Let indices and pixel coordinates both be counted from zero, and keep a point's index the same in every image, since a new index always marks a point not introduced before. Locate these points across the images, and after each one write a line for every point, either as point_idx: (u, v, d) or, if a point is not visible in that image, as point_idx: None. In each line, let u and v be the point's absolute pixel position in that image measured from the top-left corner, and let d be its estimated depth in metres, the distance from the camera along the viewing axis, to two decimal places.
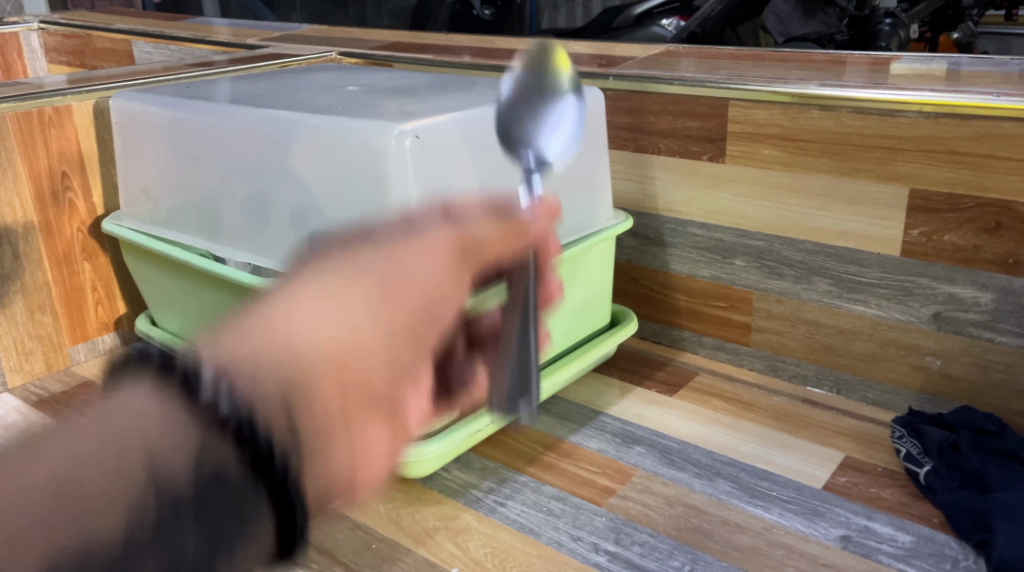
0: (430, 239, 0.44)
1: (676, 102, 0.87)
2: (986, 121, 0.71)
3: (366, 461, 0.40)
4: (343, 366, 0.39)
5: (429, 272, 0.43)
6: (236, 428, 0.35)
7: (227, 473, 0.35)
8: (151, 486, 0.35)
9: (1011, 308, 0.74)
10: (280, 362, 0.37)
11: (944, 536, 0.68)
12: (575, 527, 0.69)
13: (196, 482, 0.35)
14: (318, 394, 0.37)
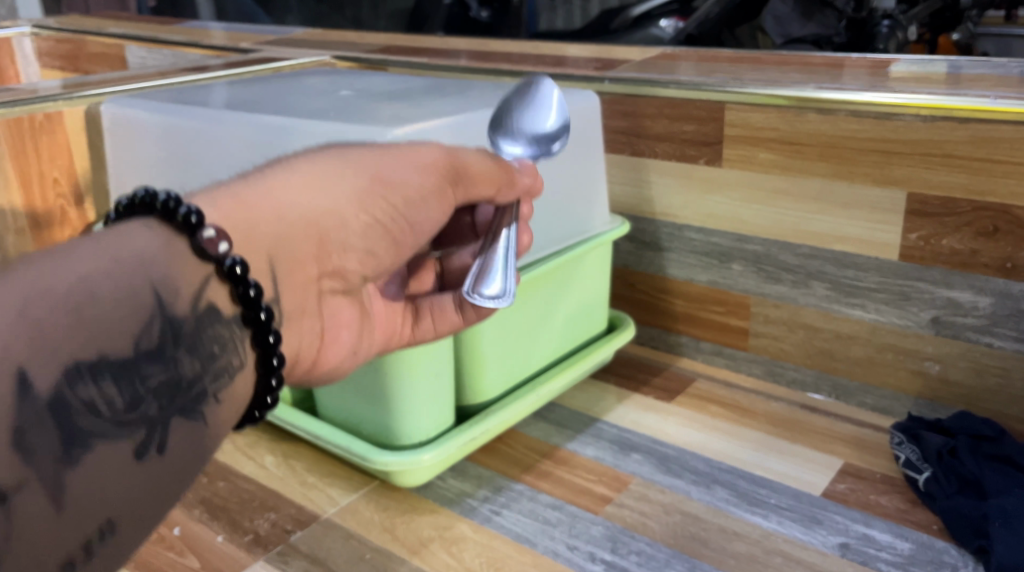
0: (418, 159, 0.57)
1: (672, 106, 0.86)
2: (983, 125, 0.70)
3: (333, 325, 0.57)
4: (330, 235, 0.53)
5: (416, 182, 0.56)
6: (231, 265, 0.46)
7: (225, 291, 0.47)
8: (179, 230, 0.45)
9: (1010, 313, 0.73)
10: (277, 243, 0.50)
11: (943, 543, 0.67)
12: (571, 537, 0.69)
13: (197, 306, 0.45)
14: (303, 264, 0.52)
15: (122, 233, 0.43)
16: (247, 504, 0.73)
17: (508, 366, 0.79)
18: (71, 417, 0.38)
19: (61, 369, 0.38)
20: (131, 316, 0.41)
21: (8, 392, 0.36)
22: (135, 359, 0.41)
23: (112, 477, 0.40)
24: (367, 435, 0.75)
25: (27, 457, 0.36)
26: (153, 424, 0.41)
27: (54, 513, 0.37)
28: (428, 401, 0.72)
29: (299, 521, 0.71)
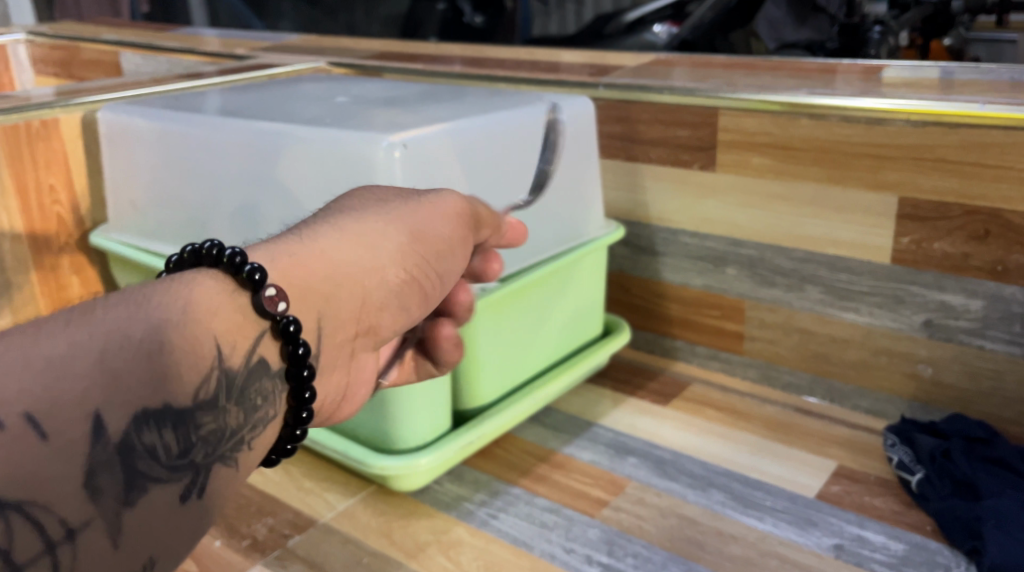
0: (444, 210, 0.59)
1: (665, 111, 0.87)
2: (973, 130, 0.71)
3: (356, 383, 0.57)
4: (370, 294, 0.55)
5: (442, 232, 0.59)
6: (286, 323, 0.50)
7: (273, 344, 0.50)
8: (241, 288, 0.49)
9: (1001, 316, 0.74)
10: (326, 301, 0.53)
11: (936, 544, 0.68)
12: (568, 540, 0.69)
13: (247, 362, 0.49)
14: (343, 324, 0.54)
15: (192, 287, 0.47)
16: (244, 509, 0.73)
17: (505, 370, 0.79)
18: (134, 460, 0.42)
19: (130, 417, 0.42)
20: (188, 370, 0.45)
21: (81, 436, 0.40)
22: (190, 408, 0.45)
23: (161, 517, 0.43)
24: (363, 439, 0.75)
25: (94, 496, 0.41)
26: (199, 470, 0.45)
27: (111, 548, 0.41)
28: (424, 406, 0.72)
29: (297, 525, 0.71)
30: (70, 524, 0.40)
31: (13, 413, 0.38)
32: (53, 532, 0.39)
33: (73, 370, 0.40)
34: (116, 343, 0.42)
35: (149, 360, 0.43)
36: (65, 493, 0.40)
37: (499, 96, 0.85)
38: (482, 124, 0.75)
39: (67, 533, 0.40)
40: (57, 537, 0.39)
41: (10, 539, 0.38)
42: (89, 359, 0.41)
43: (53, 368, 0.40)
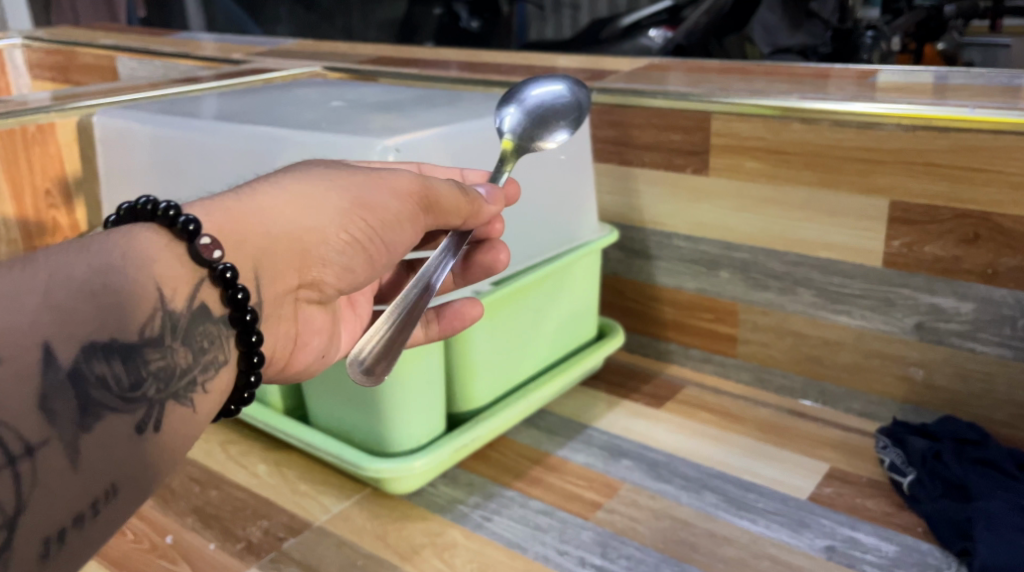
0: (396, 186, 0.57)
1: (659, 116, 0.88)
2: (963, 134, 0.71)
3: (308, 332, 0.60)
4: (311, 251, 0.55)
5: (392, 207, 0.57)
6: (222, 270, 0.50)
7: (215, 292, 0.50)
8: (178, 239, 0.49)
9: (992, 319, 0.74)
10: (264, 255, 0.53)
11: (928, 545, 0.68)
12: (562, 542, 0.69)
13: (190, 306, 0.49)
14: (282, 277, 0.54)
15: (127, 235, 0.48)
16: (239, 512, 0.73)
17: (498, 373, 0.80)
18: (87, 389, 0.43)
19: (79, 346, 0.43)
20: (134, 306, 0.46)
21: (36, 362, 0.41)
22: (138, 344, 0.46)
23: (118, 448, 0.44)
24: (358, 443, 0.75)
25: (50, 418, 0.41)
26: (153, 404, 0.46)
27: (71, 470, 0.41)
28: (418, 409, 0.73)
29: (292, 528, 0.72)
30: (29, 442, 0.40)
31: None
32: (14, 447, 0.39)
33: (24, 304, 0.41)
34: (60, 282, 0.43)
35: (94, 295, 0.44)
36: (23, 414, 0.40)
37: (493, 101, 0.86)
38: (475, 128, 0.75)
39: (26, 451, 0.40)
40: (16, 455, 0.39)
41: None
42: (38, 294, 0.42)
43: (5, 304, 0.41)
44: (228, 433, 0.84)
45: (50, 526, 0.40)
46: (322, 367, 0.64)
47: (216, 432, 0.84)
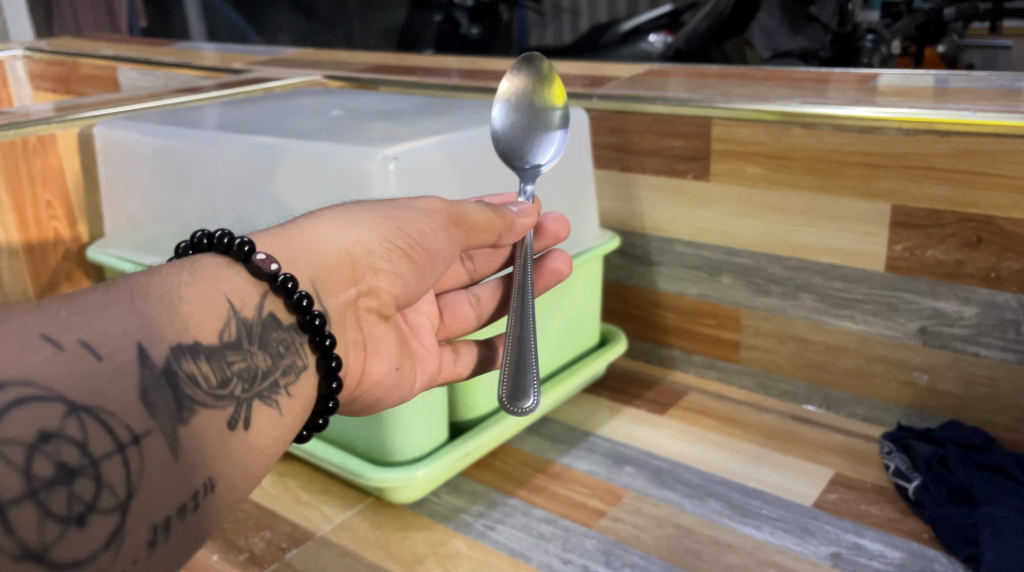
0: (427, 206, 0.59)
1: (659, 122, 0.88)
2: (964, 138, 0.71)
3: (374, 341, 0.59)
4: (361, 265, 0.56)
5: (428, 223, 0.58)
6: (283, 280, 0.51)
7: (280, 303, 0.51)
8: (236, 259, 0.51)
9: (996, 323, 0.74)
10: (318, 269, 0.54)
11: (933, 551, 0.68)
12: (566, 551, 0.69)
13: (260, 315, 0.50)
14: (337, 286, 0.55)
15: (201, 260, 0.50)
16: (242, 523, 0.73)
17: None
18: (179, 386, 0.45)
19: (169, 347, 0.45)
20: (214, 314, 0.48)
21: (129, 360, 0.43)
22: (221, 348, 0.47)
23: (213, 441, 0.46)
24: (359, 452, 0.75)
25: (150, 410, 0.43)
26: (240, 403, 0.48)
27: (172, 460, 0.43)
28: (420, 417, 0.72)
29: (294, 539, 0.72)
30: (133, 431, 0.42)
31: (65, 338, 0.41)
32: (120, 435, 0.41)
33: (113, 310, 0.44)
34: (146, 293, 0.45)
35: (177, 305, 0.46)
36: (123, 405, 0.42)
37: (494, 108, 0.86)
38: (477, 135, 0.76)
39: (131, 439, 0.42)
40: (122, 442, 0.42)
41: (82, 441, 0.40)
42: (128, 305, 0.44)
43: (97, 313, 0.43)
44: None
45: (153, 515, 0.42)
46: (398, 384, 0.62)
47: None
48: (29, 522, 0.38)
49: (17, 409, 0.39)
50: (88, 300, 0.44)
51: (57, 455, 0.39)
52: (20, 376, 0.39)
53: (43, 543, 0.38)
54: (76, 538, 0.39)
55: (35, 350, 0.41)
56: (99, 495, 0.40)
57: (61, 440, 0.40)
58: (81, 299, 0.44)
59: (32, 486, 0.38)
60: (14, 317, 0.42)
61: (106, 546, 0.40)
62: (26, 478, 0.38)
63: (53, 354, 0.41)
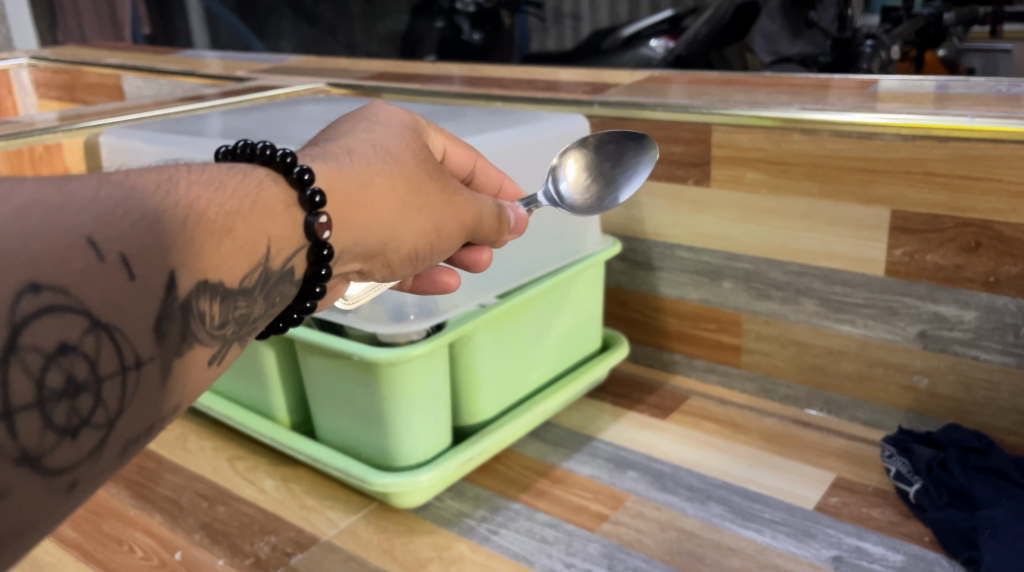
0: (464, 216, 0.57)
1: (660, 128, 0.88)
2: (962, 143, 0.72)
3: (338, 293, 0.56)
4: (385, 252, 0.53)
5: (452, 234, 0.57)
6: (323, 250, 0.47)
7: (304, 260, 0.47)
8: (299, 206, 0.46)
9: (994, 326, 0.74)
10: (354, 245, 0.50)
11: (934, 554, 0.68)
12: (568, 555, 0.70)
13: (286, 266, 0.46)
14: (357, 259, 0.52)
15: (253, 184, 0.45)
16: (247, 528, 0.74)
17: (504, 386, 0.80)
18: (190, 320, 0.40)
19: (197, 283, 0.40)
20: (250, 256, 0.43)
21: (159, 288, 0.37)
22: (237, 290, 0.43)
23: (196, 378, 0.41)
24: (363, 457, 0.76)
25: (158, 339, 0.38)
26: (226, 342, 0.43)
27: (160, 390, 0.39)
28: (424, 422, 0.73)
29: (299, 543, 0.72)
30: (139, 355, 0.37)
31: (110, 249, 0.35)
32: (127, 358, 0.36)
33: (162, 225, 0.38)
34: (192, 210, 0.39)
35: (217, 229, 0.41)
36: (140, 327, 0.37)
37: (494, 115, 0.86)
38: (479, 142, 0.76)
39: (135, 363, 0.37)
40: (127, 365, 0.36)
41: (90, 357, 0.35)
42: (175, 221, 0.39)
43: (143, 219, 0.37)
44: (234, 449, 0.85)
45: (130, 443, 0.37)
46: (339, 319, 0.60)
47: (223, 448, 0.85)
48: (29, 425, 0.33)
49: (43, 315, 0.33)
50: (134, 198, 0.37)
51: (67, 368, 0.34)
52: (60, 283, 0.34)
53: (39, 448, 0.34)
54: (66, 450, 0.34)
55: (74, 252, 0.34)
56: (95, 411, 0.35)
57: (77, 353, 0.34)
58: (127, 192, 0.37)
59: (41, 395, 0.33)
60: (51, 192, 0.35)
61: (86, 461, 0.35)
62: (38, 385, 0.33)
63: (93, 265, 0.34)
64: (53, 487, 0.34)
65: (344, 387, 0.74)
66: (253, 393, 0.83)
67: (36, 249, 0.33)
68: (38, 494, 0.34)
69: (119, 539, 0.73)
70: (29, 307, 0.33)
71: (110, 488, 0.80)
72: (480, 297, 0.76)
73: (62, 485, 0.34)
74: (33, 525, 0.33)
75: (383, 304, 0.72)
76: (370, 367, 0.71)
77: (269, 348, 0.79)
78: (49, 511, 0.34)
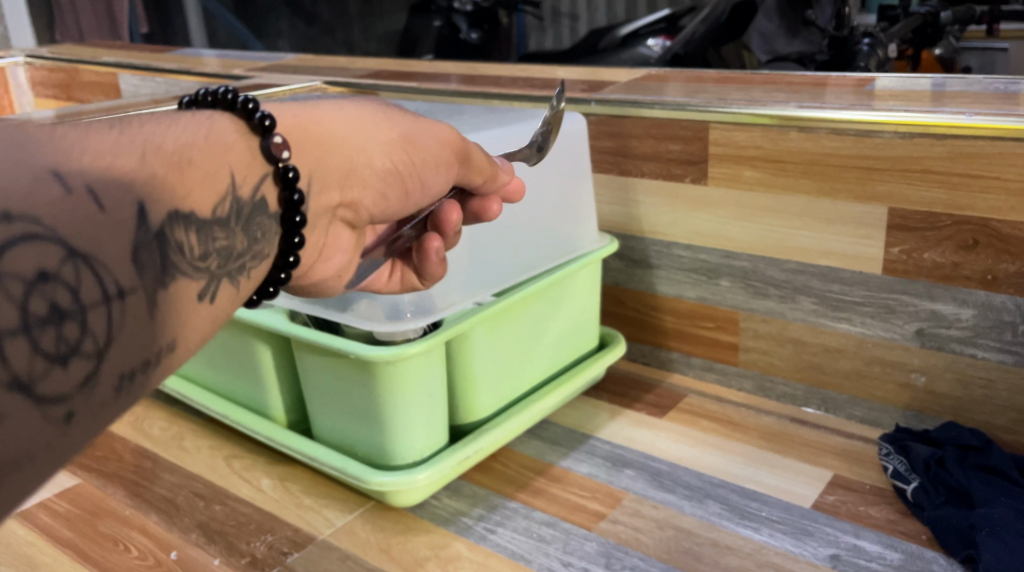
0: (440, 132, 0.56)
1: (657, 126, 0.88)
2: (960, 141, 0.71)
3: (334, 246, 0.54)
4: (357, 172, 0.51)
5: (435, 149, 0.55)
6: (285, 170, 0.46)
7: (273, 188, 0.46)
8: (252, 133, 0.46)
9: (992, 324, 0.74)
10: (317, 166, 0.49)
11: (932, 552, 0.68)
12: (566, 553, 0.70)
13: (255, 197, 0.45)
14: (328, 187, 0.50)
15: (202, 122, 0.44)
16: (244, 527, 0.73)
17: (501, 384, 0.80)
18: (167, 251, 0.39)
19: (169, 212, 0.39)
20: (213, 185, 0.42)
21: (130, 217, 0.36)
22: (210, 220, 0.42)
23: (183, 313, 0.40)
24: (360, 456, 0.75)
25: (138, 268, 0.37)
26: (214, 278, 0.42)
27: (148, 320, 0.37)
28: (421, 419, 0.73)
29: (296, 543, 0.72)
30: (121, 284, 0.36)
31: (75, 178, 0.34)
32: (109, 286, 0.35)
33: (120, 157, 0.37)
34: (149, 144, 0.39)
35: (176, 161, 0.40)
36: (117, 257, 0.36)
37: (491, 113, 0.86)
38: (476, 140, 0.76)
39: (117, 292, 0.35)
40: (109, 294, 0.35)
41: (72, 284, 0.34)
42: (133, 155, 0.38)
43: (98, 152, 0.36)
44: (231, 448, 0.85)
45: (124, 375, 0.36)
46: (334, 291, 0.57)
47: (219, 447, 0.85)
48: (18, 352, 0.32)
49: (18, 243, 0.32)
50: (87, 137, 0.37)
51: (51, 295, 0.33)
52: (30, 210, 0.32)
53: (30, 374, 0.32)
54: (59, 378, 0.33)
55: (41, 183, 0.33)
56: (82, 339, 0.34)
57: (59, 281, 0.33)
58: (78, 133, 0.37)
59: (27, 320, 0.32)
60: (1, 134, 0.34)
61: (80, 392, 0.34)
62: (23, 311, 0.32)
63: (62, 195, 0.33)
64: (50, 419, 0.32)
65: (340, 385, 0.74)
66: (248, 392, 0.83)
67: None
68: (34, 424, 0.32)
69: (114, 539, 0.72)
70: (3, 234, 0.32)
71: (106, 487, 0.79)
72: (476, 295, 0.76)
73: (59, 415, 0.33)
74: (32, 457, 0.31)
75: (379, 302, 0.72)
76: (367, 366, 0.70)
77: (265, 347, 0.79)
78: (46, 444, 0.32)
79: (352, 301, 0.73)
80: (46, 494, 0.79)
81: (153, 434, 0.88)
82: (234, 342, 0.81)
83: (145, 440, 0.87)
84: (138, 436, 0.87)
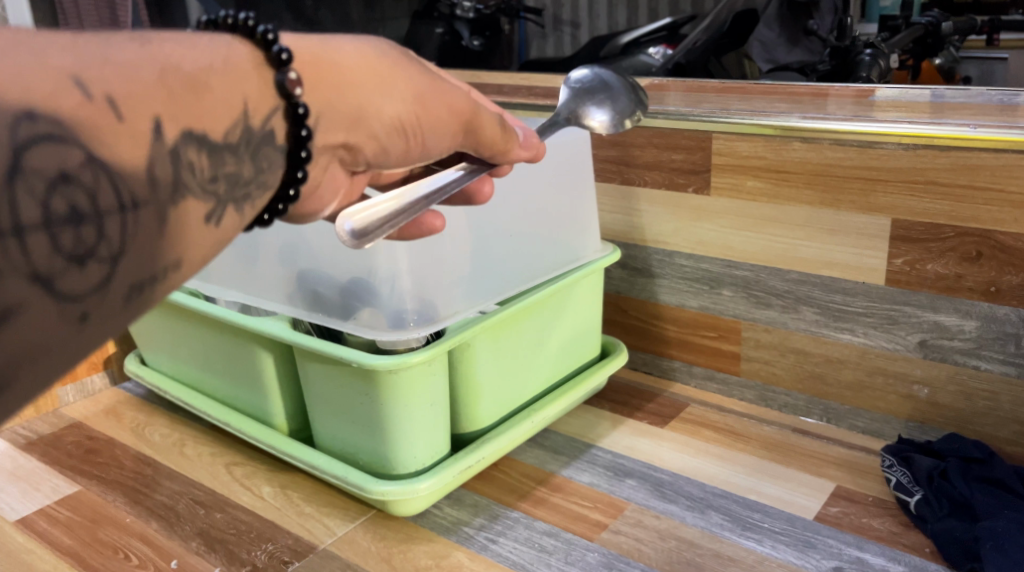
0: (455, 101, 0.53)
1: (660, 136, 0.88)
2: (964, 153, 0.71)
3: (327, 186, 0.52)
4: (365, 120, 0.49)
5: (441, 117, 0.53)
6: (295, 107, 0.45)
7: (283, 123, 0.45)
8: (266, 65, 0.44)
9: (995, 336, 0.74)
10: (325, 107, 0.47)
11: (934, 566, 0.68)
12: (567, 564, 0.69)
13: (266, 128, 0.44)
14: (333, 127, 0.48)
15: (220, 46, 0.43)
16: (244, 535, 0.73)
17: (502, 392, 0.80)
18: (179, 167, 0.39)
19: (183, 129, 0.39)
20: (230, 113, 0.42)
21: (146, 132, 0.37)
22: (222, 145, 0.41)
23: (193, 232, 0.40)
24: (362, 464, 0.75)
25: (151, 182, 0.38)
26: (220, 203, 0.41)
27: (157, 236, 0.38)
28: (423, 427, 0.73)
29: (297, 552, 0.72)
30: (135, 195, 0.37)
31: (94, 86, 0.36)
32: (123, 196, 0.36)
33: (142, 73, 0.38)
34: (172, 62, 0.39)
35: (194, 83, 0.40)
36: (133, 165, 0.37)
37: None
38: None
39: (132, 203, 0.37)
40: (124, 203, 0.36)
41: (89, 189, 0.35)
42: (153, 67, 0.38)
43: (121, 61, 0.37)
44: (232, 455, 0.84)
45: (134, 288, 0.37)
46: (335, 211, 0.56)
47: (221, 454, 0.85)
48: (39, 246, 0.33)
49: (41, 141, 0.33)
50: (112, 47, 0.38)
51: (70, 198, 0.34)
52: (53, 111, 0.34)
53: (50, 269, 0.34)
54: (75, 278, 0.34)
55: (61, 88, 0.35)
56: (99, 243, 0.35)
57: (77, 184, 0.35)
58: (101, 43, 0.38)
59: (47, 216, 0.34)
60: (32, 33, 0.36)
61: (95, 295, 0.35)
62: (44, 208, 0.34)
63: (80, 103, 0.35)
64: (67, 317, 0.34)
65: (342, 394, 0.74)
66: (249, 399, 0.83)
67: (27, 78, 0.34)
68: (53, 321, 0.34)
69: (114, 546, 0.72)
70: (27, 132, 0.33)
71: (106, 493, 0.79)
72: (480, 305, 0.76)
73: (74, 313, 0.34)
74: (48, 350, 0.34)
75: (382, 311, 0.71)
76: (369, 375, 0.70)
77: (266, 354, 0.79)
78: (62, 339, 0.34)
79: (355, 309, 0.73)
80: (46, 501, 0.79)
81: (154, 440, 0.88)
82: (235, 349, 0.81)
83: (145, 446, 0.87)
84: (139, 442, 0.87)
